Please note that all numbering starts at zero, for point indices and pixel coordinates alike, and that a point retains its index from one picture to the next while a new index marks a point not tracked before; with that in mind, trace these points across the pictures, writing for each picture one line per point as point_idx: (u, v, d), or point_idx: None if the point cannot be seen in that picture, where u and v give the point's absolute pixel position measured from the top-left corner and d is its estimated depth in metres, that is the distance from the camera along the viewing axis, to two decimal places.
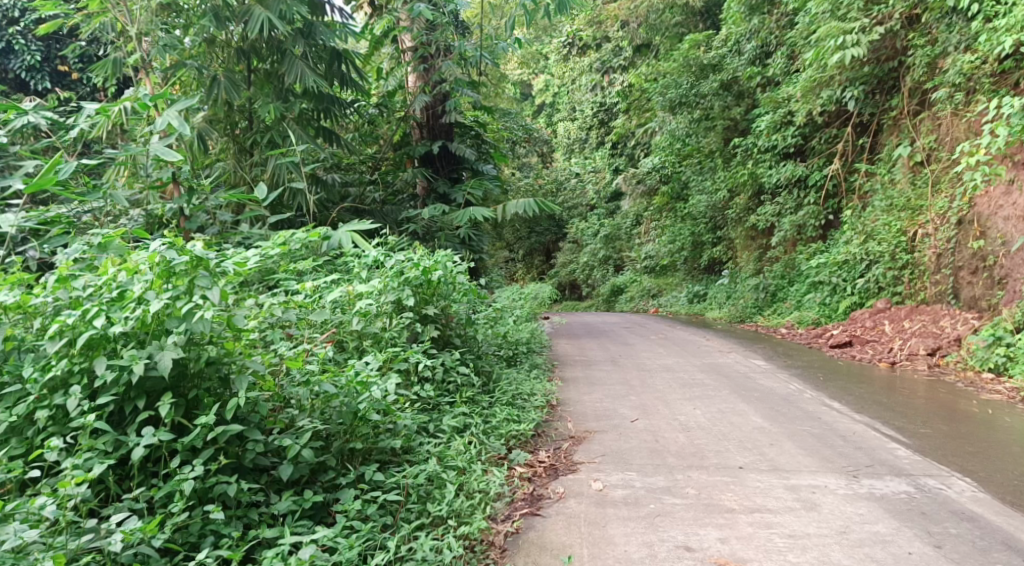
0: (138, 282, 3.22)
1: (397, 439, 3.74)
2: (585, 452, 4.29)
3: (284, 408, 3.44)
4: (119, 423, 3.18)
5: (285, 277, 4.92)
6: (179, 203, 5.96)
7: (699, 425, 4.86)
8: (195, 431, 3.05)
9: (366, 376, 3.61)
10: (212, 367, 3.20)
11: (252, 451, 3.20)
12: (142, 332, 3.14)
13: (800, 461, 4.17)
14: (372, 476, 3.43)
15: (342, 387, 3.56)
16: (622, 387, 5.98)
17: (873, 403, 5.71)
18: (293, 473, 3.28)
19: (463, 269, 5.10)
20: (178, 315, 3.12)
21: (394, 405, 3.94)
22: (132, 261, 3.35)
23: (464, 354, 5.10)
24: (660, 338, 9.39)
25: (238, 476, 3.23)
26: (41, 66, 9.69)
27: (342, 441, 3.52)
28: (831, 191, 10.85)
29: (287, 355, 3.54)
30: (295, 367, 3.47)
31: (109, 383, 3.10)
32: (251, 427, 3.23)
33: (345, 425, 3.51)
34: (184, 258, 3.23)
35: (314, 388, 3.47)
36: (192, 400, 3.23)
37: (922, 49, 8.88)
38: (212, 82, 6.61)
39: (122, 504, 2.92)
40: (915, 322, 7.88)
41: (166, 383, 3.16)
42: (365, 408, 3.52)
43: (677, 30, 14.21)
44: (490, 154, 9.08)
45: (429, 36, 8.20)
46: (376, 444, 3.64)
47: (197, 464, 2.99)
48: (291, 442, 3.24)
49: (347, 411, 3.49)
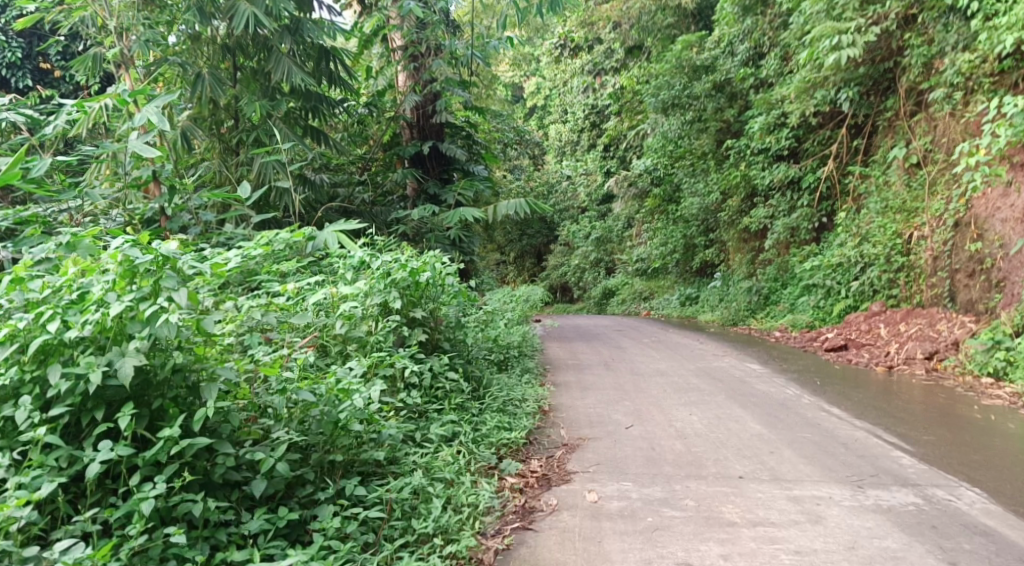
0: (99, 283, 3.04)
1: (381, 449, 3.56)
2: (579, 461, 4.13)
3: (258, 418, 3.27)
4: (75, 436, 2.99)
5: (268, 279, 4.74)
6: (159, 203, 5.76)
7: (696, 432, 4.71)
8: (158, 444, 2.88)
9: (347, 384, 3.45)
10: (179, 375, 3.02)
11: (222, 466, 3.02)
12: (102, 337, 2.96)
13: (802, 470, 4.02)
14: (353, 491, 3.25)
15: (322, 395, 3.40)
16: (616, 392, 5.82)
17: (872, 409, 5.57)
18: (266, 489, 3.09)
19: (453, 270, 4.92)
20: (141, 319, 2.94)
21: (378, 414, 3.76)
22: (94, 260, 3.16)
23: (454, 359, 4.92)
24: (652, 341, 9.24)
25: (206, 493, 3.04)
26: (22, 64, 9.49)
27: (322, 453, 3.33)
28: (825, 193, 10.74)
29: (263, 361, 3.36)
30: (272, 374, 3.30)
31: (63, 394, 2.92)
32: (221, 440, 3.05)
33: (326, 435, 3.34)
34: (148, 257, 3.04)
35: (292, 396, 3.31)
36: (155, 411, 3.05)
37: (918, 49, 8.79)
38: (196, 79, 6.38)
39: (73, 527, 2.74)
40: (911, 325, 7.75)
41: (127, 393, 2.97)
42: (345, 417, 3.36)
43: (669, 32, 14.10)
44: (481, 154, 8.90)
45: (419, 34, 8.04)
46: (359, 455, 3.47)
47: (158, 482, 2.81)
48: (264, 455, 3.06)
49: (327, 422, 3.32)
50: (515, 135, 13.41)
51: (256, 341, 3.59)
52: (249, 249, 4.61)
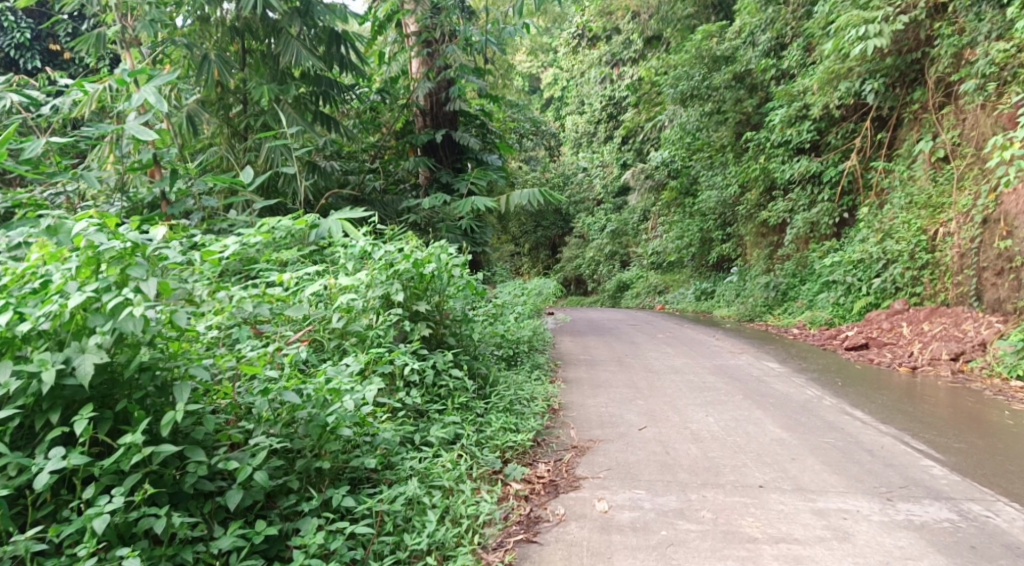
0: (61, 272, 2.85)
1: (374, 455, 3.35)
2: (589, 465, 3.90)
3: (238, 422, 3.07)
4: (29, 441, 2.80)
5: (267, 268, 4.55)
6: (158, 187, 5.56)
7: (713, 436, 4.47)
8: (120, 451, 2.69)
9: (338, 384, 3.23)
10: (147, 374, 2.83)
11: (192, 476, 2.82)
12: (62, 331, 2.78)
13: (827, 479, 3.78)
14: (340, 502, 3.04)
15: (310, 396, 3.18)
16: (629, 391, 5.58)
17: (897, 413, 5.30)
18: (244, 500, 2.89)
19: (460, 262, 4.67)
20: (105, 312, 2.75)
21: (373, 416, 3.55)
22: (60, 246, 2.98)
23: (459, 354, 4.70)
24: (665, 336, 8.98)
25: (175, 504, 2.84)
26: (31, 45, 9.35)
27: (308, 460, 3.12)
28: (847, 187, 10.42)
29: (248, 358, 3.16)
30: (255, 374, 3.10)
31: (16, 394, 2.73)
32: (191, 447, 2.85)
33: (313, 439, 3.12)
34: (113, 243, 2.84)
35: (277, 397, 3.10)
36: (119, 414, 2.86)
37: (949, 38, 8.47)
38: (202, 62, 6.17)
39: (17, 545, 2.56)
40: (935, 325, 7.46)
41: (88, 393, 2.78)
42: (334, 421, 3.14)
43: (689, 22, 13.77)
44: (495, 143, 8.67)
45: (433, 20, 7.79)
46: (350, 459, 3.27)
47: (114, 496, 2.62)
48: (242, 464, 2.85)
49: (314, 425, 3.11)
50: (530, 126, 13.17)
51: (244, 335, 3.42)
52: (248, 237, 4.42)
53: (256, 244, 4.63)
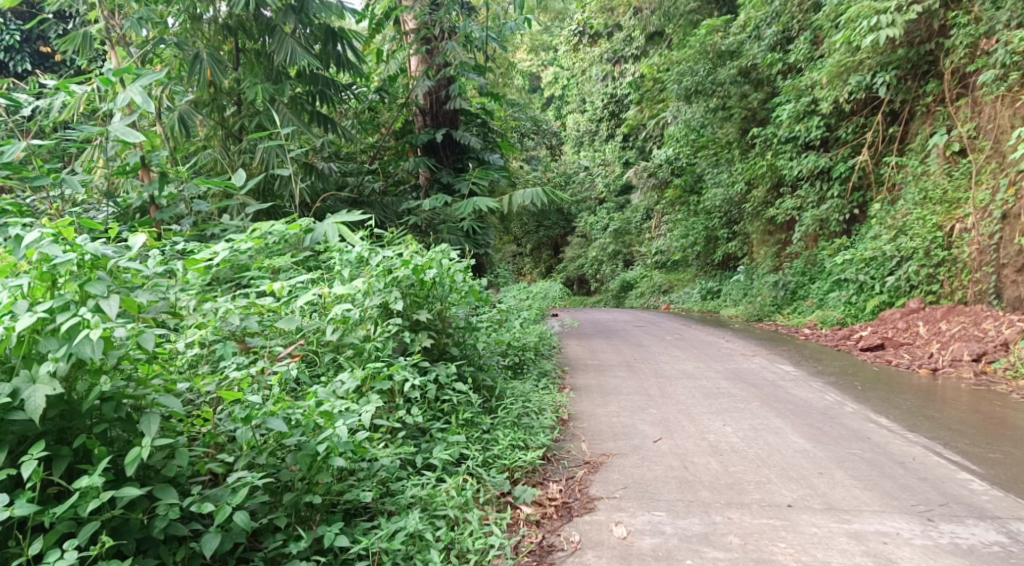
0: (11, 291, 2.62)
1: (371, 483, 3.11)
2: (603, 484, 3.66)
3: (220, 453, 2.83)
4: None
5: (259, 276, 4.28)
6: (146, 192, 5.27)
7: (732, 447, 4.22)
8: (76, 495, 2.44)
9: (330, 407, 2.99)
10: (110, 404, 2.57)
11: (162, 520, 2.58)
12: (12, 357, 2.54)
13: (859, 497, 3.54)
14: (332, 541, 2.79)
15: (299, 421, 2.93)
16: (641, 398, 5.31)
17: (923, 419, 5.04)
18: (222, 544, 2.64)
19: (463, 266, 4.41)
20: (59, 335, 2.54)
21: (370, 439, 3.29)
22: (14, 259, 2.77)
23: (462, 366, 4.42)
24: (675, 339, 8.68)
25: (148, 551, 2.60)
26: (22, 48, 9.17)
27: (297, 494, 2.88)
28: (857, 183, 10.15)
29: (229, 380, 2.92)
30: (236, 399, 2.83)
31: None
32: (159, 487, 2.62)
33: (304, 470, 2.88)
34: (68, 256, 2.63)
35: (260, 424, 2.84)
36: (78, 450, 2.62)
37: (965, 28, 8.20)
38: (194, 60, 5.91)
39: None
40: (953, 324, 7.18)
41: (39, 429, 2.54)
42: (325, 450, 2.88)
43: (692, 17, 13.52)
44: (496, 142, 8.39)
45: (432, 16, 7.51)
46: (342, 489, 3.02)
47: (68, 548, 2.37)
48: (220, 505, 2.61)
49: (304, 453, 2.86)
50: (532, 125, 12.85)
51: (229, 351, 3.21)
52: (238, 243, 4.18)
53: (248, 249, 4.37)
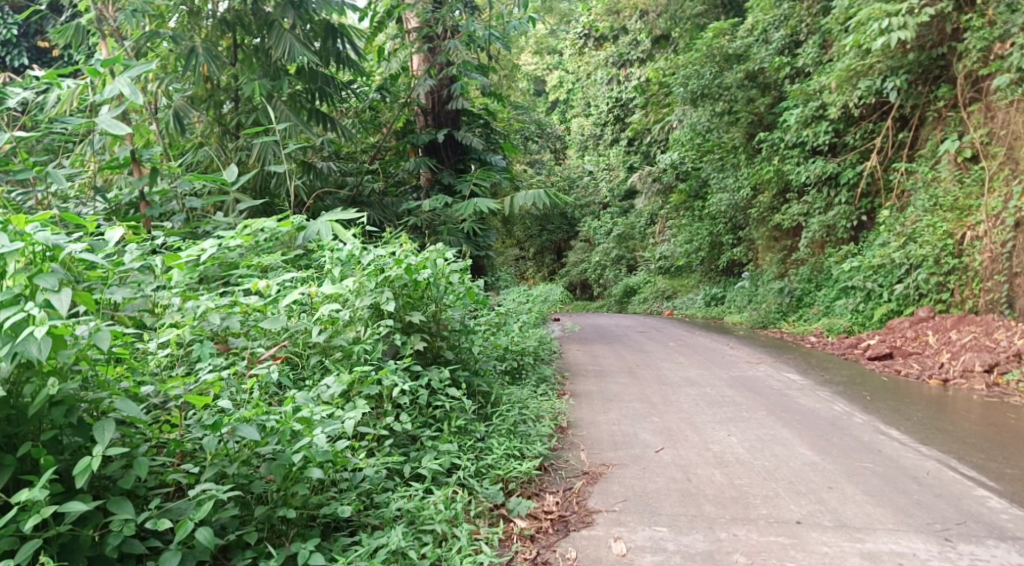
0: None
1: (354, 496, 2.94)
2: (602, 496, 3.50)
3: (186, 462, 2.69)
4: None
5: (247, 275, 4.11)
6: (136, 186, 5.07)
7: (738, 459, 4.04)
8: (15, 510, 2.28)
9: (309, 414, 2.82)
10: (59, 408, 2.43)
11: (116, 536, 2.41)
12: None
13: (872, 514, 3.37)
14: (307, 559, 2.62)
15: (274, 429, 2.77)
16: (643, 406, 5.13)
17: (935, 431, 4.86)
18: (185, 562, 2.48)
19: (459, 268, 4.23)
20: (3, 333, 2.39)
21: (354, 448, 3.13)
22: None
23: (457, 371, 4.25)
24: (679, 345, 8.50)
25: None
26: (19, 42, 9.05)
27: (270, 508, 2.71)
28: (865, 189, 9.98)
29: (199, 384, 2.79)
30: (204, 406, 2.67)
31: None
32: (112, 501, 2.46)
33: (278, 483, 2.72)
34: (15, 245, 2.52)
35: (229, 433, 2.70)
36: (24, 460, 2.47)
37: (979, 31, 8.01)
38: (190, 54, 5.69)
39: None
40: (964, 333, 6.99)
41: None
42: (300, 460, 2.72)
43: (698, 21, 13.32)
44: (499, 143, 8.22)
45: (434, 14, 7.34)
46: (321, 502, 2.85)
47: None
48: (181, 520, 2.44)
49: (278, 464, 2.70)
50: (536, 128, 12.65)
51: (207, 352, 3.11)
52: (226, 240, 4.03)
53: (237, 248, 4.22)
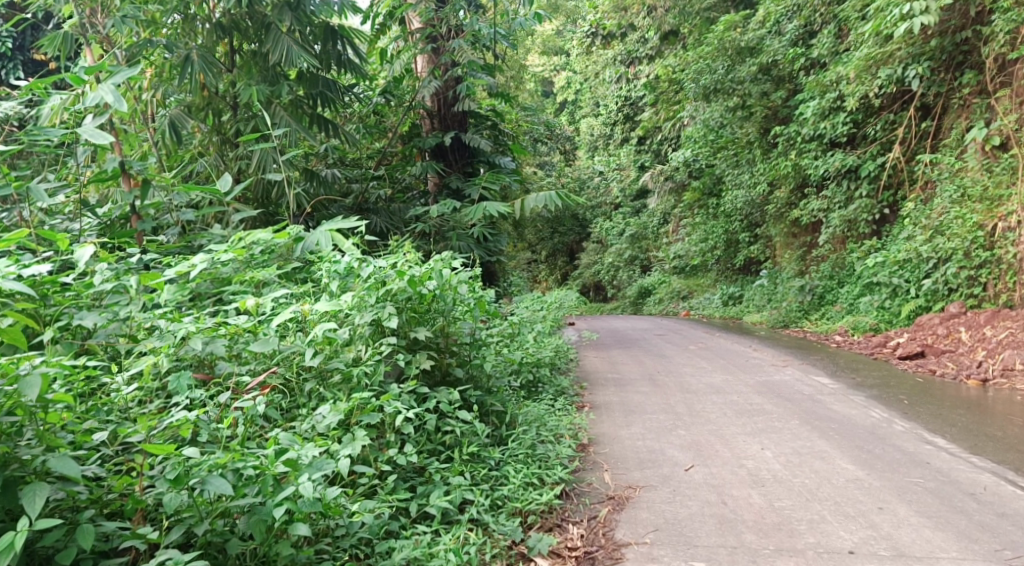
0: None
1: (348, 547, 2.67)
2: (631, 526, 3.18)
3: (147, 521, 2.44)
4: None
5: (240, 290, 3.80)
6: (127, 200, 4.75)
7: (776, 476, 3.71)
8: None
9: (295, 456, 2.55)
10: None
11: None
12: None
13: (933, 539, 3.05)
14: None
15: (253, 476, 2.49)
16: (668, 418, 4.79)
17: (985, 438, 4.49)
18: None
19: (467, 278, 3.91)
20: None
21: (350, 491, 2.83)
22: None
23: (468, 391, 3.95)
24: (698, 348, 8.15)
25: None
26: (14, 55, 8.91)
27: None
28: (887, 182, 9.59)
29: (166, 425, 2.55)
30: (165, 455, 2.39)
31: None
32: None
33: (259, 539, 2.46)
34: None
35: (197, 485, 2.41)
36: None
37: (1008, 13, 7.60)
38: (184, 62, 5.38)
39: None
40: (999, 330, 6.57)
41: None
42: (283, 514, 2.44)
43: (708, 15, 12.92)
44: (508, 144, 7.87)
45: (438, 13, 7.01)
46: (311, 558, 2.56)
47: None
48: None
49: (257, 520, 2.45)
50: (545, 130, 12.27)
51: (184, 385, 2.86)
52: (217, 254, 3.76)
53: (230, 262, 3.92)
